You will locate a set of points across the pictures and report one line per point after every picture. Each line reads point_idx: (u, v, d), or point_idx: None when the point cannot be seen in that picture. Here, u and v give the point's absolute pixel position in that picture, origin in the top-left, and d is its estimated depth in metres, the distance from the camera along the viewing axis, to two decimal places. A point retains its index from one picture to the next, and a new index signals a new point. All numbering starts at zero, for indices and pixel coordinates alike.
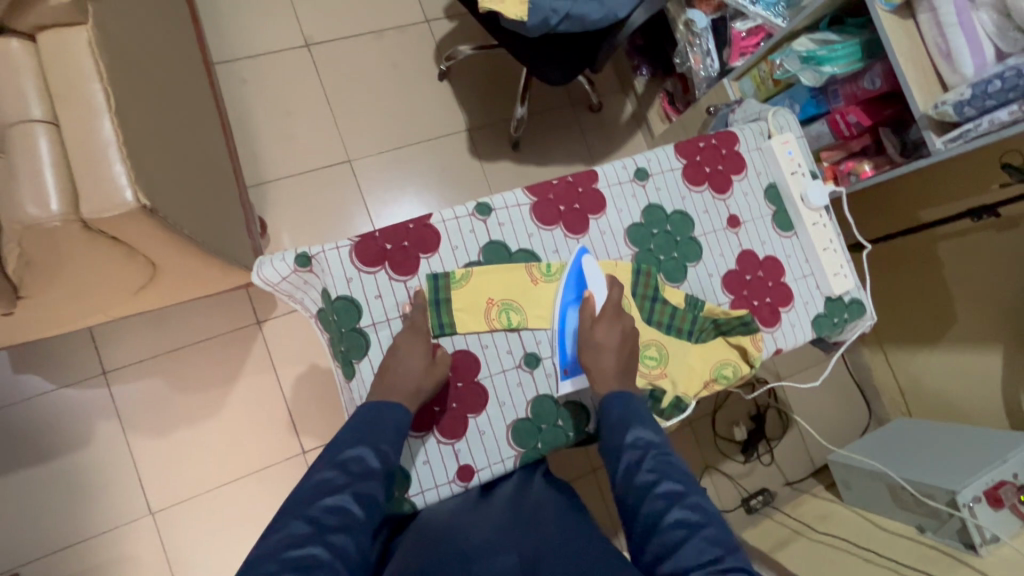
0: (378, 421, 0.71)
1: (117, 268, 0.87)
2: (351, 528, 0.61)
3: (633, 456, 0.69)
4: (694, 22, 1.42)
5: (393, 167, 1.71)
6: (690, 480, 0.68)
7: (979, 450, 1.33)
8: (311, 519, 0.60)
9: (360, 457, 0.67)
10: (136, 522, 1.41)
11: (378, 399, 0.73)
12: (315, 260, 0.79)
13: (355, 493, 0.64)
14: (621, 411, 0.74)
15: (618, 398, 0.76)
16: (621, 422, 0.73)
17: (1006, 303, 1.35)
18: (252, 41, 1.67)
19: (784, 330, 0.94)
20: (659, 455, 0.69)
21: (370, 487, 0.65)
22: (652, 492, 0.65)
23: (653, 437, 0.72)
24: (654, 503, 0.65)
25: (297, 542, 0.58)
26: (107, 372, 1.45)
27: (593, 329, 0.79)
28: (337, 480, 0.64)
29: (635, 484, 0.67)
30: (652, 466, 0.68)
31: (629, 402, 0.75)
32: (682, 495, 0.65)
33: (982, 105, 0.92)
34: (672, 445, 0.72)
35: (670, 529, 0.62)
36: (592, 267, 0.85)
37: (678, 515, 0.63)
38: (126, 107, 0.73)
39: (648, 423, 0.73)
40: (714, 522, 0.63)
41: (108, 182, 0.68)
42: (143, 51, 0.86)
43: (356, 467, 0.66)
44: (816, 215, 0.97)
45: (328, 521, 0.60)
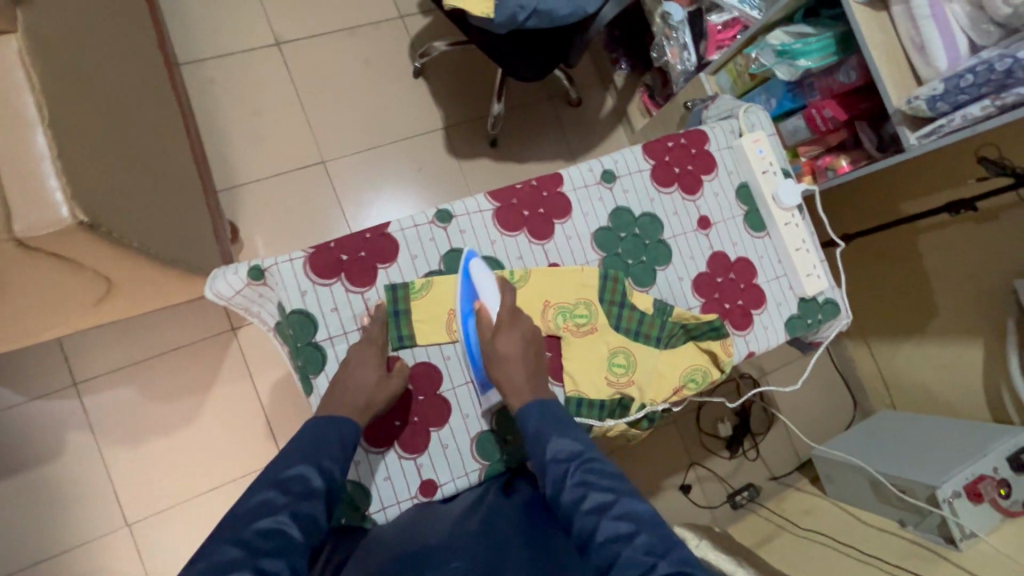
0: (323, 436, 0.68)
1: (67, 283, 0.84)
2: (286, 552, 0.56)
3: (557, 472, 0.65)
4: (671, 14, 1.39)
5: (368, 168, 1.67)
6: (621, 483, 0.63)
7: (959, 443, 1.33)
8: (242, 543, 0.55)
9: (301, 475, 0.63)
10: (112, 534, 1.39)
11: (324, 414, 0.71)
12: (269, 272, 0.76)
13: (293, 513, 0.59)
14: (541, 423, 0.70)
15: (535, 408, 0.71)
16: (539, 439, 0.68)
17: (986, 296, 1.34)
18: (219, 40, 1.62)
19: (757, 332, 0.92)
20: (583, 465, 0.65)
21: (310, 507, 0.61)
22: (579, 509, 0.61)
23: (578, 443, 0.68)
24: (583, 520, 0.60)
25: (224, 569, 0.53)
26: (77, 383, 1.42)
27: (494, 341, 0.75)
28: (277, 502, 0.60)
29: (564, 501, 0.63)
30: (577, 480, 0.64)
31: (551, 413, 0.71)
32: (610, 504, 0.61)
33: (955, 100, 0.89)
34: (596, 449, 0.68)
35: (601, 546, 0.57)
36: (482, 274, 0.79)
37: (609, 528, 0.58)
38: (63, 118, 0.70)
39: (572, 433, 0.69)
40: (650, 525, 0.59)
41: (41, 197, 0.65)
42: (85, 57, 0.82)
43: (297, 487, 0.62)
44: (789, 214, 0.95)
45: (260, 545, 0.55)
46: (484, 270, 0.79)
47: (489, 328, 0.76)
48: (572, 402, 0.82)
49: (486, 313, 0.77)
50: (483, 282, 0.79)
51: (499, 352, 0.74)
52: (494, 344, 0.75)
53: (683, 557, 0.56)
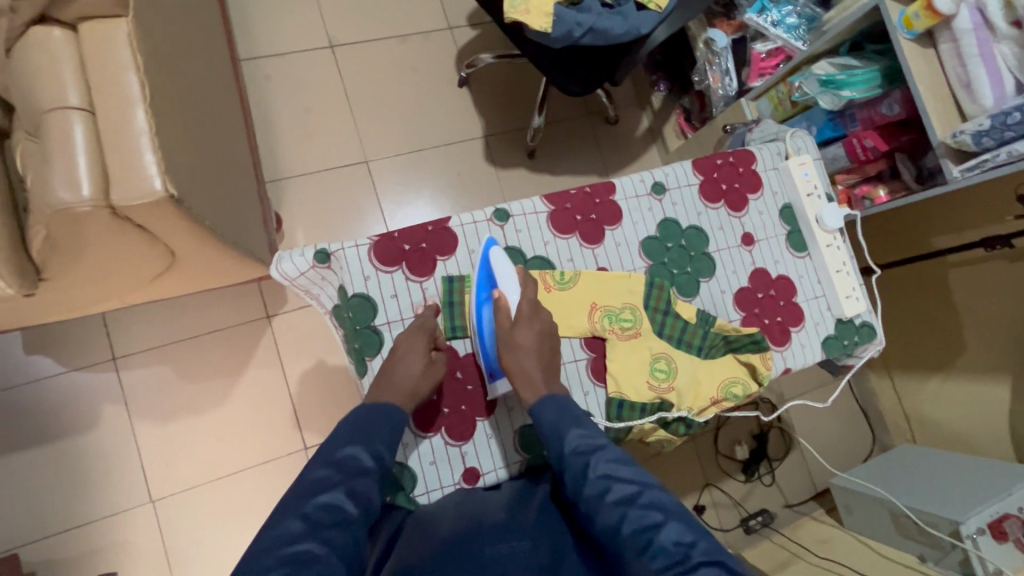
0: (373, 420, 0.69)
1: (139, 255, 0.88)
2: (344, 526, 0.60)
3: (579, 465, 0.65)
4: (715, 41, 1.42)
5: (408, 170, 1.73)
6: (642, 472, 0.65)
7: (984, 482, 1.32)
8: (304, 518, 0.58)
9: (354, 455, 0.65)
10: (135, 509, 1.42)
11: (372, 401, 0.72)
12: (335, 257, 0.80)
13: (348, 492, 0.62)
14: (555, 417, 0.70)
15: (549, 402, 0.71)
16: (554, 434, 0.68)
17: (1015, 334, 1.35)
18: (277, 39, 1.69)
19: (794, 350, 0.94)
20: (604, 457, 0.65)
21: (363, 486, 0.63)
22: (606, 503, 0.62)
23: (595, 434, 0.68)
24: (609, 514, 0.61)
25: (288, 541, 0.56)
26: (115, 358, 1.46)
27: (512, 329, 0.76)
28: (333, 478, 0.62)
29: (587, 493, 0.64)
30: (601, 471, 0.64)
31: (565, 404, 0.71)
32: (636, 496, 0.62)
33: (1001, 136, 0.92)
34: (611, 438, 0.68)
35: (631, 538, 0.59)
36: (500, 261, 0.81)
37: (636, 520, 0.60)
38: (160, 99, 0.75)
39: (587, 424, 0.69)
40: (675, 512, 0.61)
41: (138, 171, 0.69)
42: (176, 46, 0.88)
43: (350, 467, 0.64)
44: (830, 237, 0.98)
45: (321, 518, 0.59)
46: (503, 256, 0.81)
47: (506, 317, 0.77)
48: (614, 403, 0.85)
49: (504, 301, 0.78)
50: (506, 272, 0.80)
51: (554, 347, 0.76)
52: (510, 332, 0.75)
53: (710, 541, 0.59)
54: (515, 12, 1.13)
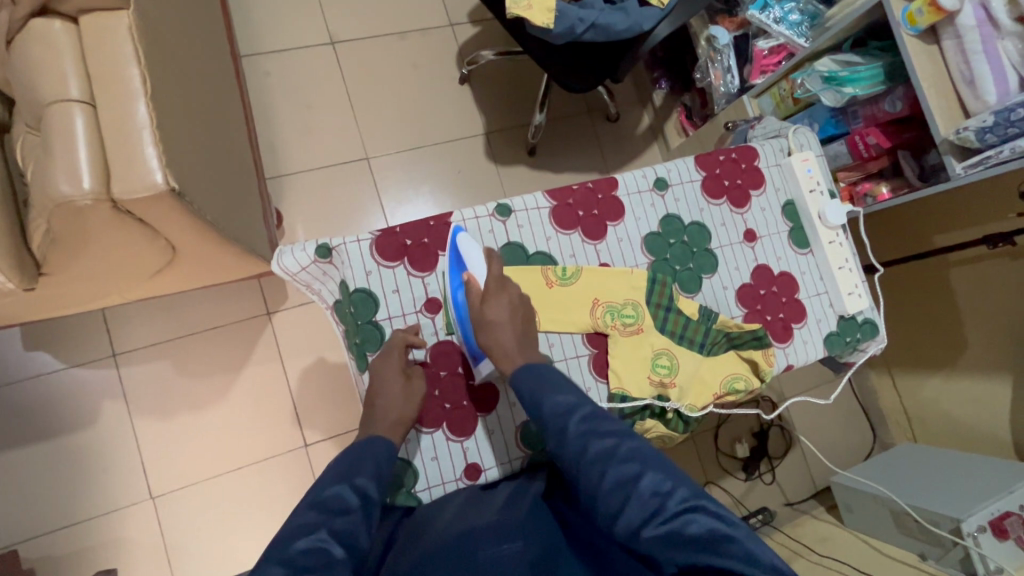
0: (359, 457, 0.68)
1: (138, 250, 0.88)
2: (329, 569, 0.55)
3: (557, 426, 0.64)
4: (717, 38, 1.43)
5: (409, 167, 1.72)
6: (619, 425, 0.64)
7: (985, 480, 1.32)
8: (286, 562, 0.55)
9: (339, 494, 0.63)
10: (135, 506, 1.42)
11: (362, 437, 0.72)
12: (336, 252, 0.80)
13: (331, 532, 0.59)
14: (532, 380, 0.69)
15: (524, 370, 0.70)
16: (533, 395, 0.67)
17: (1017, 332, 1.35)
18: (278, 36, 1.69)
19: (796, 346, 0.94)
20: (580, 417, 0.64)
21: (348, 524, 0.60)
22: (585, 461, 0.61)
23: (571, 394, 0.67)
24: (588, 471, 0.61)
25: None
26: (115, 354, 1.46)
27: (482, 308, 0.74)
28: (317, 518, 0.60)
29: (567, 453, 0.63)
30: (578, 431, 0.63)
31: (541, 369, 0.70)
32: (613, 451, 0.61)
33: (1004, 133, 0.91)
34: (586, 394, 0.67)
35: (611, 492, 0.59)
36: (469, 247, 0.80)
37: (615, 475, 0.59)
38: (162, 92, 0.75)
39: (564, 386, 0.68)
40: (654, 461, 0.60)
41: (139, 164, 0.69)
42: (178, 39, 0.87)
43: (335, 506, 0.61)
44: (833, 233, 0.97)
45: (303, 563, 0.55)
46: (471, 243, 0.80)
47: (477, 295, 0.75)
48: (616, 399, 0.84)
49: (474, 281, 0.76)
50: (473, 254, 0.80)
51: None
52: (480, 337, 0.73)
53: (689, 487, 0.59)
54: (516, 7, 1.12)
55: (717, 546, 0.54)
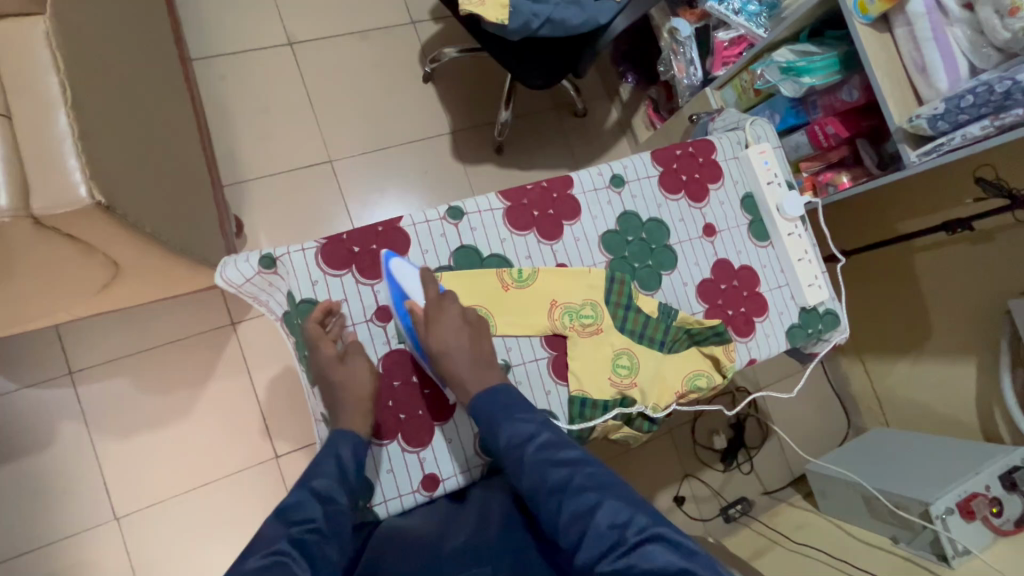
0: (319, 464, 0.68)
1: (76, 266, 0.84)
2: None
3: (515, 458, 0.66)
4: (678, 30, 1.41)
5: (374, 169, 1.69)
6: (577, 455, 0.65)
7: (953, 462, 1.33)
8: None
9: (298, 503, 0.62)
10: (99, 527, 1.37)
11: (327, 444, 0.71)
12: (281, 262, 0.77)
13: (293, 539, 0.58)
14: (489, 407, 0.69)
15: (482, 396, 0.70)
16: (490, 428, 0.68)
17: (980, 315, 1.36)
18: (233, 38, 1.64)
19: (759, 340, 0.93)
20: (538, 446, 0.66)
21: (310, 529, 0.60)
22: (543, 492, 0.63)
23: (529, 422, 0.68)
24: (548, 504, 0.63)
25: None
26: (72, 373, 1.41)
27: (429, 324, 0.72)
28: (278, 528, 0.59)
29: (525, 483, 0.65)
30: (536, 460, 0.65)
31: (497, 396, 0.70)
32: (570, 483, 0.63)
33: (955, 120, 0.91)
34: (545, 423, 0.69)
35: (569, 526, 0.61)
36: (405, 273, 0.76)
37: (572, 508, 0.61)
38: (86, 100, 0.71)
39: (521, 415, 0.69)
40: (611, 491, 0.62)
41: (60, 178, 0.65)
42: (108, 44, 0.84)
43: (297, 514, 0.61)
44: (791, 225, 0.97)
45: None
46: (406, 268, 0.77)
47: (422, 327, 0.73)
48: (576, 401, 0.83)
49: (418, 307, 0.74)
50: (408, 280, 0.76)
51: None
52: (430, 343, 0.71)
53: (647, 516, 0.60)
54: (469, 4, 1.10)
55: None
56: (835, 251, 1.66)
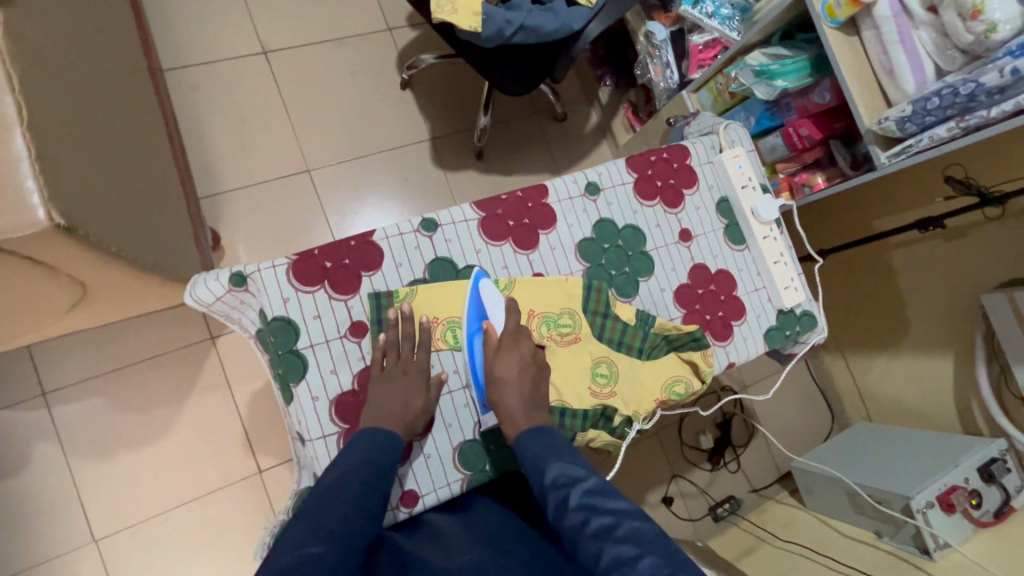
0: (381, 436, 0.70)
1: (40, 287, 0.82)
2: (354, 534, 0.58)
3: (558, 498, 0.63)
4: (654, 33, 1.43)
5: (353, 178, 1.67)
6: (623, 504, 0.61)
7: (934, 455, 1.35)
8: (318, 523, 0.57)
9: (364, 469, 0.65)
10: (77, 551, 1.34)
11: (371, 426, 0.71)
12: (251, 279, 0.75)
13: (357, 502, 0.61)
14: (540, 449, 0.68)
15: (532, 435, 0.70)
16: (538, 465, 0.67)
17: (955, 309, 1.39)
18: (205, 48, 1.61)
19: (736, 343, 0.94)
20: (583, 489, 0.63)
21: (367, 499, 0.62)
22: (582, 536, 0.59)
23: (579, 467, 0.66)
24: (587, 546, 0.58)
25: (301, 542, 0.55)
26: (45, 393, 1.37)
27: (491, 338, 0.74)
28: (333, 493, 0.61)
29: (566, 526, 0.61)
30: (579, 502, 0.61)
31: (550, 437, 0.70)
32: (613, 527, 0.58)
33: (923, 121, 0.93)
34: (597, 471, 0.66)
35: (607, 574, 0.55)
36: (489, 293, 0.80)
37: (612, 553, 0.56)
38: (44, 119, 0.69)
39: (573, 458, 0.67)
40: (656, 544, 0.56)
41: (16, 200, 0.64)
42: (68, 60, 0.82)
43: (355, 480, 0.63)
44: (766, 228, 0.97)
45: (334, 525, 0.57)
46: (492, 289, 0.81)
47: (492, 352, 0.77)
48: (556, 412, 0.81)
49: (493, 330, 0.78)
50: (491, 302, 0.81)
51: (501, 362, 0.73)
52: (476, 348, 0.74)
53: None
54: (441, 12, 1.09)
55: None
56: (812, 250, 1.68)
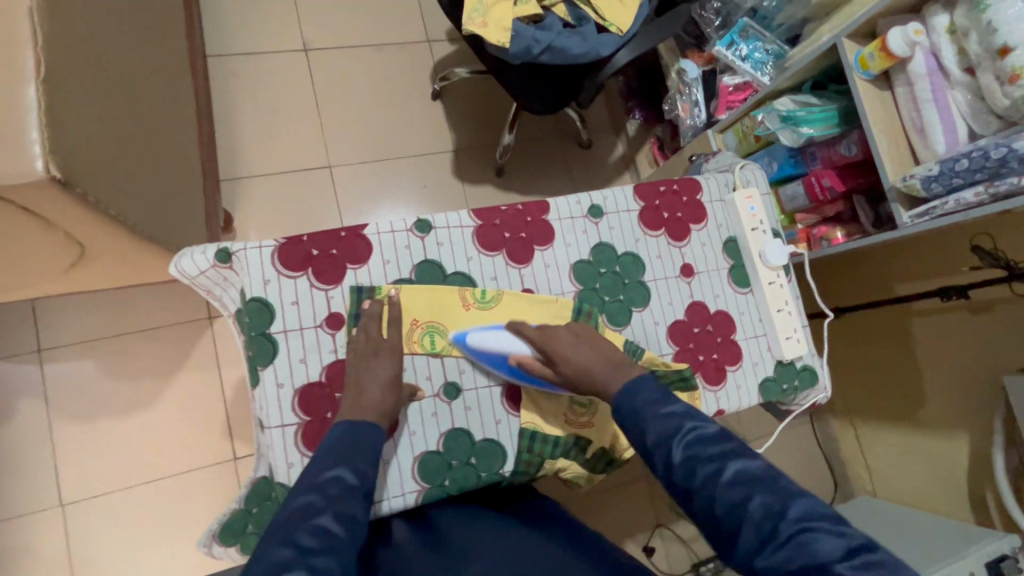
0: (356, 439, 0.64)
1: (36, 239, 0.83)
2: (334, 550, 0.54)
3: (660, 453, 0.61)
4: (686, 71, 1.42)
5: (372, 179, 1.69)
6: (725, 444, 0.60)
7: (946, 542, 1.25)
8: (292, 543, 0.53)
9: (337, 477, 0.60)
10: (42, 512, 1.33)
11: (349, 419, 0.67)
12: (236, 257, 0.75)
13: (335, 513, 0.57)
14: (633, 401, 0.65)
15: (622, 390, 0.67)
16: (634, 420, 0.64)
17: (975, 389, 1.32)
18: (250, 39, 1.67)
19: (728, 390, 0.89)
20: (684, 440, 0.60)
21: (351, 506, 0.58)
22: (692, 487, 0.58)
23: (674, 413, 0.63)
24: (698, 498, 0.57)
25: (276, 570, 0.51)
26: (40, 350, 1.39)
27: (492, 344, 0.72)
28: (307, 508, 0.57)
29: (671, 480, 0.60)
30: (682, 455, 0.59)
31: (641, 388, 0.66)
32: (719, 475, 0.57)
33: (950, 183, 0.89)
34: (690, 410, 0.63)
35: (723, 518, 0.56)
36: (482, 338, 0.77)
37: (725, 500, 0.56)
38: (64, 76, 0.71)
39: (663, 401, 0.64)
40: (762, 483, 0.56)
41: (18, 148, 0.64)
42: (103, 27, 0.84)
43: (335, 488, 0.59)
44: (774, 274, 0.93)
45: (309, 544, 0.53)
46: (477, 332, 0.77)
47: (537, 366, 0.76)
48: (526, 434, 0.79)
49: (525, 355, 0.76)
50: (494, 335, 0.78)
51: None
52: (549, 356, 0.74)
53: (801, 508, 0.55)
54: (472, 24, 1.11)
55: (851, 570, 0.50)
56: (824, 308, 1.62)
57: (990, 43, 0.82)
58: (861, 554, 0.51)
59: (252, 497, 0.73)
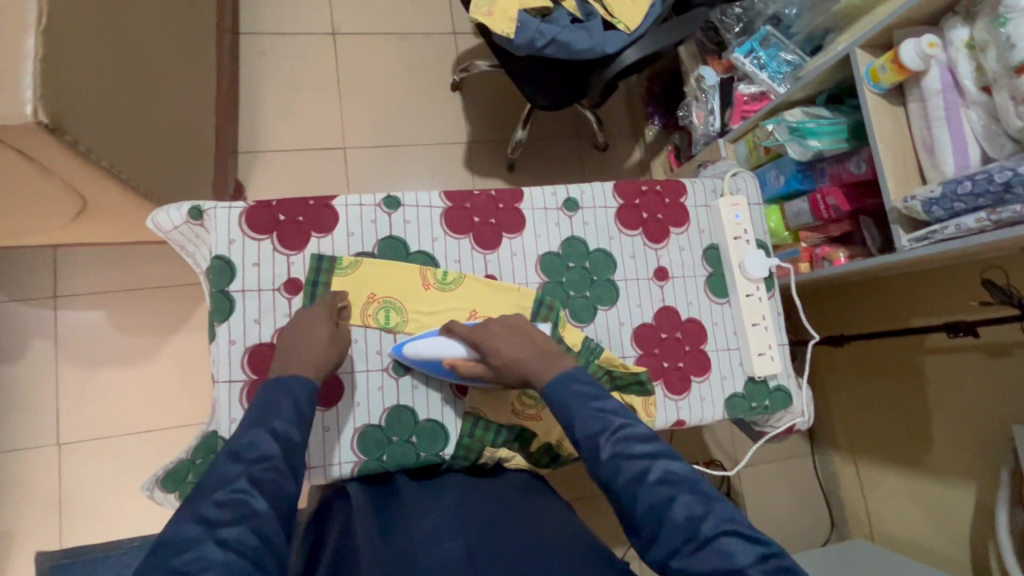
0: (274, 400, 0.62)
1: (36, 184, 0.88)
2: (247, 520, 0.51)
3: (590, 448, 0.60)
4: (704, 77, 1.37)
5: (385, 163, 1.72)
6: (654, 444, 0.60)
7: None
8: (201, 519, 0.50)
9: (254, 442, 0.57)
10: (41, 449, 1.41)
11: (273, 377, 0.66)
12: (207, 215, 0.77)
13: (249, 479, 0.54)
14: (568, 393, 0.65)
15: (558, 381, 0.67)
16: (565, 413, 0.64)
17: (987, 435, 1.22)
18: (282, 19, 1.73)
19: (692, 401, 0.86)
20: (613, 438, 0.60)
21: (269, 471, 0.55)
22: (617, 485, 0.57)
23: (606, 408, 0.63)
24: (622, 495, 0.57)
25: (180, 548, 0.48)
26: (56, 296, 1.47)
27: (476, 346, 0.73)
28: (221, 480, 0.54)
29: (599, 476, 0.59)
30: (610, 453, 0.59)
31: (573, 380, 0.66)
32: (646, 473, 0.57)
33: (951, 207, 0.83)
34: (624, 412, 0.63)
35: (646, 517, 0.55)
36: (423, 347, 0.76)
37: (649, 498, 0.56)
38: (67, 29, 0.75)
39: (599, 399, 0.64)
40: (687, 484, 0.56)
41: (11, 91, 0.68)
42: None
43: (251, 453, 0.56)
44: (753, 286, 0.90)
45: (218, 517, 0.50)
46: (418, 341, 0.76)
47: (471, 367, 0.74)
48: (470, 419, 0.78)
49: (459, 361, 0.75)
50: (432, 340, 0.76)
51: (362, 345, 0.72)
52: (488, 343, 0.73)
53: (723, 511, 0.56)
54: (478, 13, 1.11)
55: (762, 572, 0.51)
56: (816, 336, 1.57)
57: (1006, 60, 0.77)
58: (774, 561, 0.52)
59: (199, 449, 0.74)
